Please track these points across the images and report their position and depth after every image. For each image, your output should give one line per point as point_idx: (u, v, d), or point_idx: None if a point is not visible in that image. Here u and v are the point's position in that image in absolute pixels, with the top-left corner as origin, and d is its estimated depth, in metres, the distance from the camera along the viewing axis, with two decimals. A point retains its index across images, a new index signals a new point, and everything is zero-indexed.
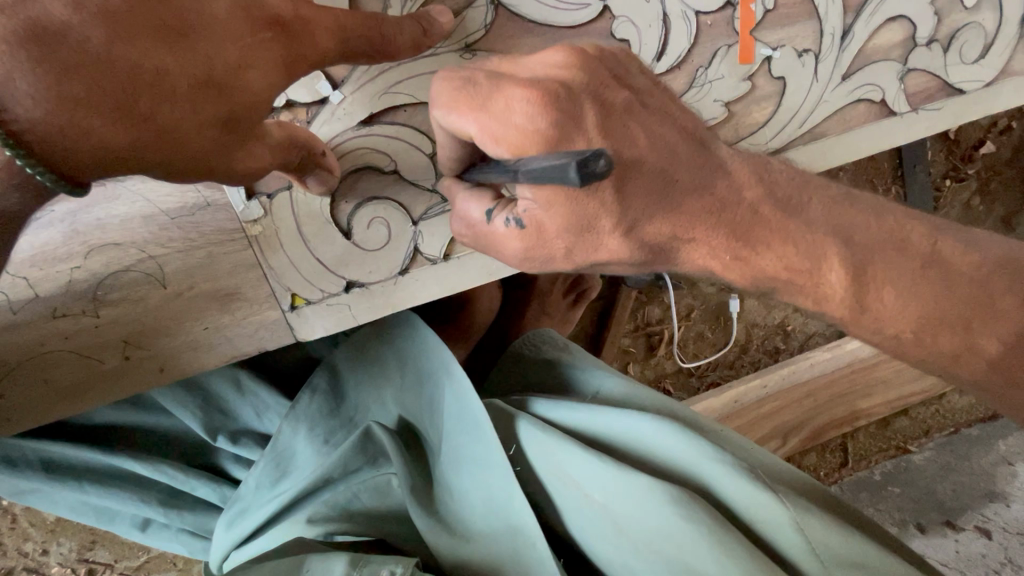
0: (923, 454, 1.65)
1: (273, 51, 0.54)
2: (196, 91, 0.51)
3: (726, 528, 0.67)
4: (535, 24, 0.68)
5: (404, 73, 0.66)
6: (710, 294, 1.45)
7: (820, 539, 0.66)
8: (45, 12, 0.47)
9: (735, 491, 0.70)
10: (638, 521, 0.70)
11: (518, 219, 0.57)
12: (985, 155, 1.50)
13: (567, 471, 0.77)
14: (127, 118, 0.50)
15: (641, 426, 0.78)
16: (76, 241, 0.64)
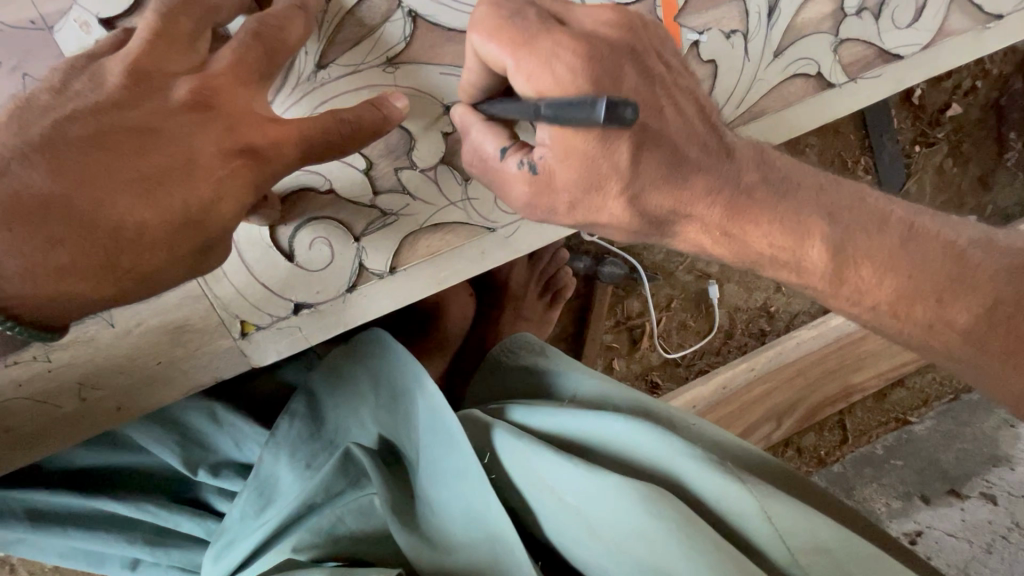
0: (924, 424, 1.63)
1: (243, 178, 0.53)
2: (171, 235, 0.51)
3: (697, 523, 0.66)
4: (454, 32, 0.67)
5: (327, 94, 0.65)
6: (689, 282, 1.44)
7: (794, 529, 0.65)
8: (28, 185, 0.48)
9: (706, 487, 0.70)
10: (612, 523, 0.69)
11: (533, 164, 0.58)
12: (952, 118, 1.49)
13: (541, 476, 0.76)
14: (111, 276, 0.51)
15: (612, 425, 0.77)
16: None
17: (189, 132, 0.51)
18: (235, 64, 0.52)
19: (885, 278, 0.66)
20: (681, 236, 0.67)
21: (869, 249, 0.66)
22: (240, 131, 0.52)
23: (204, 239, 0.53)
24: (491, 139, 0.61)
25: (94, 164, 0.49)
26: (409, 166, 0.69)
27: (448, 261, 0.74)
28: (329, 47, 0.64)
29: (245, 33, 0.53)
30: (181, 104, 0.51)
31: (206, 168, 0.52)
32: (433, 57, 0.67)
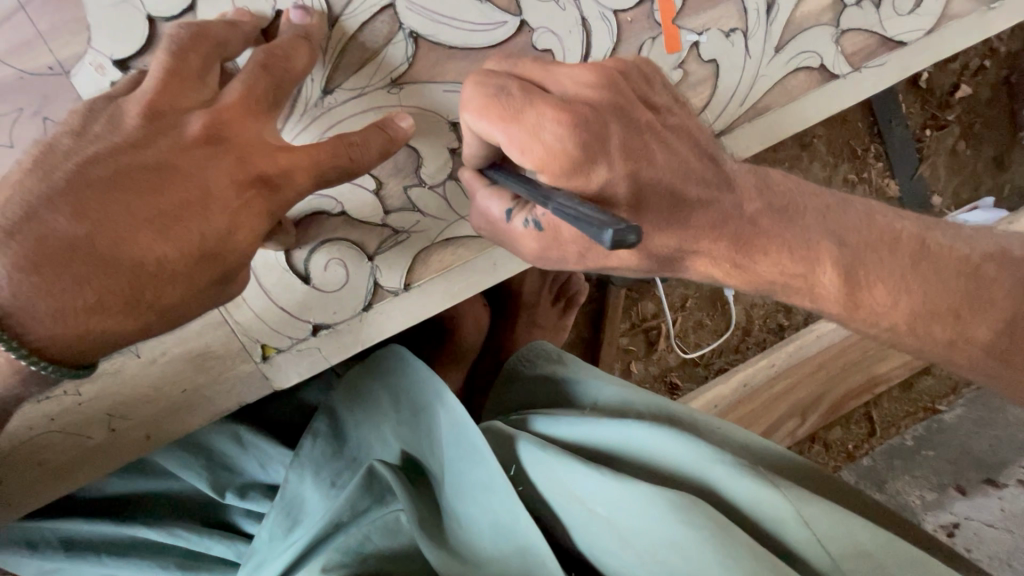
0: (954, 413, 1.60)
1: (259, 207, 0.55)
2: (192, 267, 0.52)
3: (728, 528, 0.65)
4: (456, 50, 0.68)
5: (334, 119, 0.66)
6: (703, 281, 1.43)
7: (828, 530, 0.64)
8: (49, 230, 0.49)
9: (737, 490, 0.69)
10: (642, 532, 0.68)
11: (537, 221, 0.62)
12: (962, 99, 1.47)
13: (569, 486, 0.76)
14: (135, 310, 0.52)
15: (636, 432, 0.77)
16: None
17: (203, 166, 0.53)
18: (245, 97, 0.54)
19: (898, 294, 0.68)
20: (693, 259, 0.67)
21: (875, 264, 0.68)
22: (252, 161, 0.54)
23: (223, 270, 0.54)
24: (495, 202, 0.64)
25: (112, 201, 0.51)
26: (418, 183, 0.70)
27: (461, 274, 0.75)
28: (333, 73, 0.65)
29: (253, 67, 0.55)
30: (193, 141, 0.53)
31: (221, 199, 0.53)
32: (436, 76, 0.68)
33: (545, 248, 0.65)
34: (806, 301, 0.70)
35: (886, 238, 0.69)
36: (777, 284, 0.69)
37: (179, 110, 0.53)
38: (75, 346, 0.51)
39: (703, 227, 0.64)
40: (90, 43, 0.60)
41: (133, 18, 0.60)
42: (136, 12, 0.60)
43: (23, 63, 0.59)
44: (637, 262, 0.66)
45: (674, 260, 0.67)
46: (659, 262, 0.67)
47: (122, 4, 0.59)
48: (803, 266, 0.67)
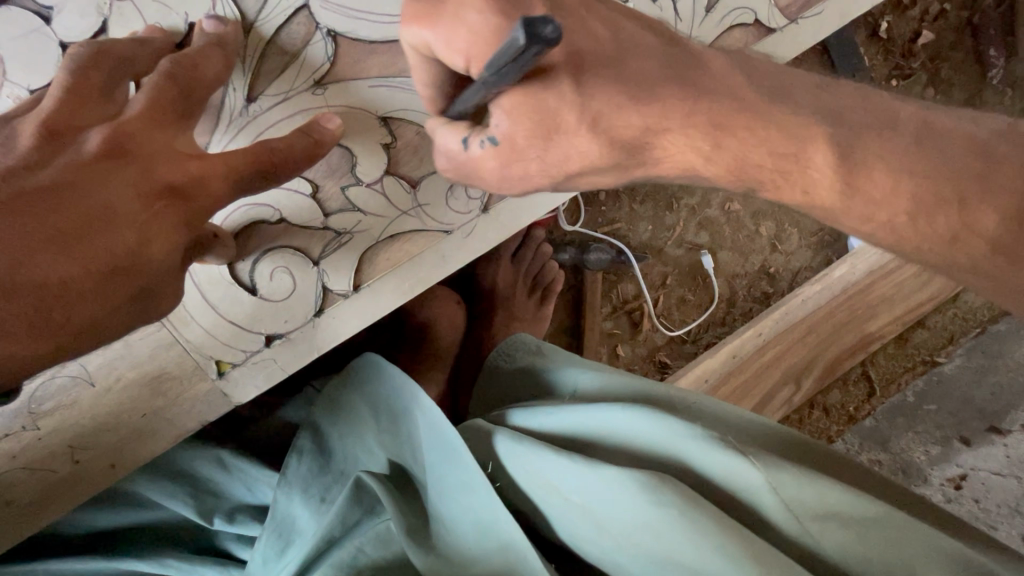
0: (953, 363, 1.54)
1: (170, 218, 0.55)
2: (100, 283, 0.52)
3: (697, 501, 0.64)
4: (377, 44, 0.67)
5: (262, 126, 0.66)
6: (681, 256, 1.41)
7: (796, 495, 0.63)
8: None
9: (709, 462, 0.67)
10: (616, 515, 0.67)
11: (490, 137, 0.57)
12: (925, 45, 1.44)
13: (546, 477, 0.75)
14: (40, 330, 0.51)
15: (611, 415, 0.76)
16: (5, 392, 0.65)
17: (104, 179, 0.52)
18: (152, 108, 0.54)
19: (888, 174, 0.58)
20: (666, 141, 0.59)
21: (888, 142, 0.59)
22: (160, 171, 0.54)
23: (140, 284, 0.54)
24: (450, 134, 0.60)
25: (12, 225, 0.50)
26: (355, 182, 0.69)
27: (410, 270, 0.74)
28: (255, 80, 0.65)
29: (157, 78, 0.55)
30: (97, 155, 0.52)
31: (125, 212, 0.52)
32: (359, 73, 0.67)
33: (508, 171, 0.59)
34: (795, 191, 0.61)
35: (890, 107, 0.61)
36: (765, 170, 0.61)
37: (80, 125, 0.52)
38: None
39: (668, 93, 0.56)
40: (6, 77, 0.60)
41: (48, 48, 0.60)
42: (50, 41, 0.60)
43: None
44: (603, 154, 0.58)
45: (641, 143, 0.59)
46: (626, 149, 0.59)
47: (34, 35, 0.60)
48: (774, 184, 0.62)
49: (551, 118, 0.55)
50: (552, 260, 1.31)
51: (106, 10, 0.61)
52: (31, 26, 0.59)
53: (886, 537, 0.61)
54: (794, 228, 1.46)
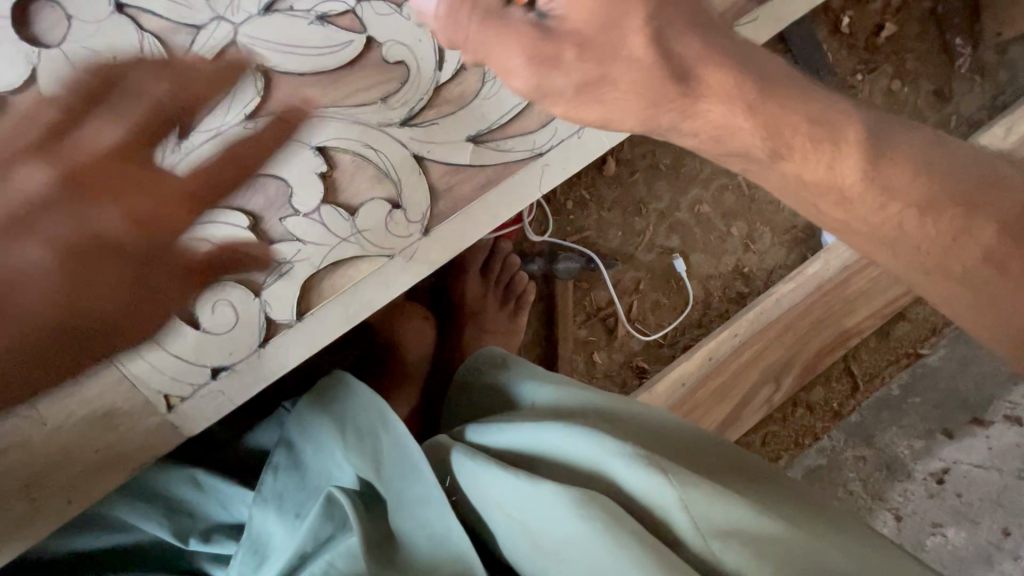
0: (937, 355, 1.50)
1: None
2: None
3: (620, 517, 0.65)
4: (306, 76, 0.68)
5: (196, 163, 0.67)
6: (653, 261, 1.41)
7: (707, 513, 0.64)
8: None
9: (633, 480, 0.68)
10: (546, 531, 0.69)
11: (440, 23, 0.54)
12: (889, 38, 1.44)
13: (490, 494, 0.77)
14: None
15: (553, 434, 0.77)
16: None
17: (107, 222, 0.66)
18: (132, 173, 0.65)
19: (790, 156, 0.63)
20: (686, 76, 0.60)
21: (805, 148, 0.61)
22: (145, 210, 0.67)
23: None
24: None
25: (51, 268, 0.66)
26: (294, 212, 0.70)
27: (355, 296, 0.74)
28: (187, 118, 0.66)
29: None
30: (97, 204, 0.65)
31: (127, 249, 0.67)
32: (290, 105, 0.68)
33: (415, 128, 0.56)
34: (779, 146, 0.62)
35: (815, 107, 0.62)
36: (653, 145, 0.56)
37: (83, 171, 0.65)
38: None
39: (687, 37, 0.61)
40: None
41: None
42: None
43: None
44: None
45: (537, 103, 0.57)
46: (676, 73, 0.60)
47: None
48: None
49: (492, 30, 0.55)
50: (522, 272, 1.32)
51: (35, 58, 0.62)
52: None
53: (790, 554, 0.63)
54: (766, 227, 1.45)
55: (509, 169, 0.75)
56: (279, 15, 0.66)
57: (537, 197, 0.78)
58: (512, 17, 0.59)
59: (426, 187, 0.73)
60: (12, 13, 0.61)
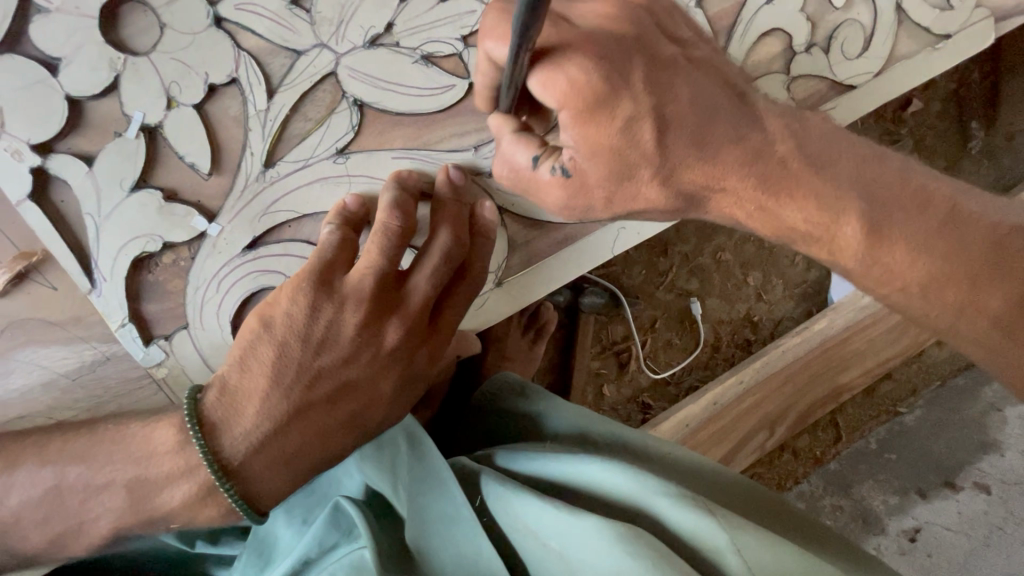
0: (915, 414, 1.42)
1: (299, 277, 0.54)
2: (275, 369, 0.53)
3: (668, 556, 0.47)
4: (404, 116, 0.65)
5: (279, 192, 0.63)
6: (670, 300, 1.36)
7: (766, 563, 0.48)
8: (221, 390, 0.53)
9: (690, 523, 0.51)
10: (573, 567, 0.51)
11: (564, 167, 0.53)
12: (915, 113, 1.25)
13: (521, 522, 0.56)
14: (273, 426, 0.52)
15: (587, 461, 0.59)
16: (53, 490, 0.51)
17: (316, 332, 0.54)
18: (324, 267, 0.55)
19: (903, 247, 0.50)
20: (711, 197, 0.54)
21: None
22: (353, 328, 0.54)
23: (277, 341, 0.53)
24: (519, 150, 0.55)
25: (247, 374, 0.53)
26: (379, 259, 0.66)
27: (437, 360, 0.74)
28: (275, 145, 0.62)
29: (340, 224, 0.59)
30: (299, 304, 0.54)
31: (343, 372, 0.55)
32: (382, 143, 0.65)
33: (569, 199, 0.55)
34: (823, 252, 0.53)
35: (934, 177, 0.52)
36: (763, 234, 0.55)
37: (322, 403, 0.54)
38: (261, 476, 0.52)
39: (732, 155, 0.52)
40: (4, 129, 0.56)
41: (53, 101, 0.56)
42: (54, 92, 0.56)
43: None
44: None
45: (665, 158, 0.52)
46: (685, 200, 0.54)
47: (38, 86, 0.56)
48: None
49: (627, 169, 0.52)
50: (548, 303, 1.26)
51: (119, 65, 0.57)
52: (36, 77, 0.56)
53: None
54: (780, 279, 1.43)
55: (586, 228, 0.75)
56: (383, 50, 0.63)
57: (608, 258, 0.77)
58: (538, 177, 0.55)
59: (505, 241, 0.72)
60: (100, 15, 0.56)
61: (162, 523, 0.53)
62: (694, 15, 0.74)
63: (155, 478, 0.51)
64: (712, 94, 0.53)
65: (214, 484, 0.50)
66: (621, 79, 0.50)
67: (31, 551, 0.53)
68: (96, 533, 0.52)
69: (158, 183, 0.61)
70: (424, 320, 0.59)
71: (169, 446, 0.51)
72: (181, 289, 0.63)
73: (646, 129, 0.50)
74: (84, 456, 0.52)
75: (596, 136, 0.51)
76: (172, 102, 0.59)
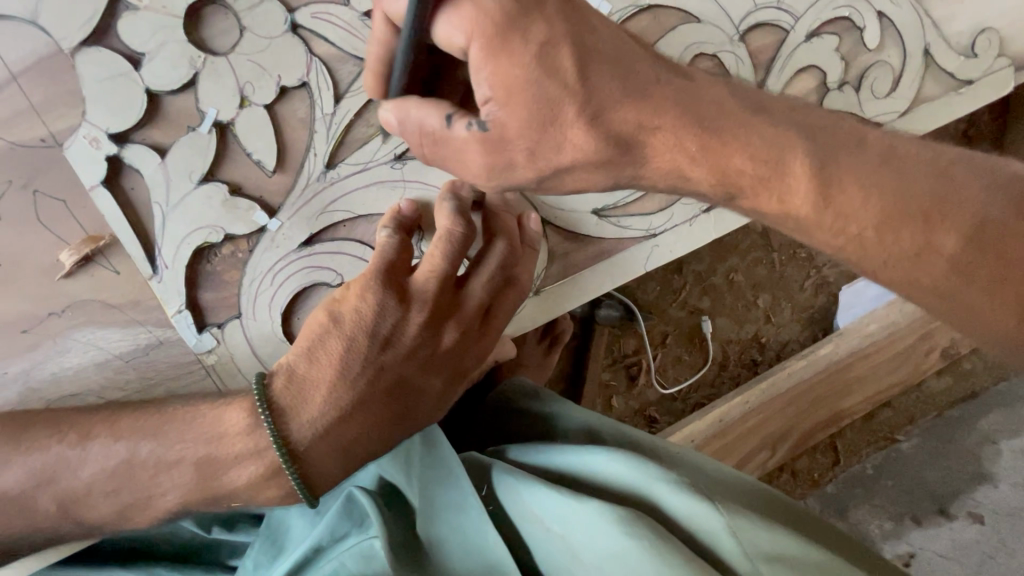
0: (911, 443, 1.45)
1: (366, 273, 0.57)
2: (342, 360, 0.55)
3: (670, 540, 0.49)
4: None
5: (338, 193, 0.66)
6: (682, 316, 1.39)
7: (762, 544, 0.50)
8: (286, 376, 0.55)
9: (690, 508, 0.53)
10: (579, 551, 0.52)
11: (482, 121, 0.49)
12: None
13: (527, 506, 0.58)
14: (341, 416, 0.55)
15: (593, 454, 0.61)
16: (124, 464, 0.54)
17: (382, 330, 0.56)
18: (389, 264, 0.58)
19: (861, 193, 0.51)
20: (645, 139, 0.51)
21: None
22: (416, 328, 0.58)
23: (345, 334, 0.56)
24: (430, 113, 0.51)
25: (315, 364, 0.55)
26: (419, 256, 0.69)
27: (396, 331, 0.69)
28: (337, 147, 0.65)
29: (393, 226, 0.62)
30: (369, 301, 0.57)
31: (402, 369, 0.58)
32: None
33: (490, 158, 0.51)
34: (771, 201, 0.52)
35: None
36: None
37: (383, 396, 0.57)
38: (323, 461, 0.55)
39: (665, 99, 0.50)
40: (85, 117, 0.58)
41: (132, 92, 0.59)
42: (135, 85, 0.59)
43: (14, 135, 0.58)
44: None
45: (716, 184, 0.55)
46: (616, 146, 0.51)
47: (120, 78, 0.58)
48: None
49: (546, 111, 0.48)
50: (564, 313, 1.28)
51: (199, 63, 0.60)
52: (118, 69, 0.58)
53: None
54: (788, 302, 1.46)
55: (623, 244, 0.78)
56: None
57: (640, 274, 0.80)
58: (454, 136, 0.51)
59: (547, 251, 0.75)
60: (184, 15, 0.59)
61: (223, 501, 0.55)
62: (737, 48, 0.77)
63: (225, 457, 0.54)
64: (630, 50, 0.51)
65: (281, 466, 0.53)
66: (532, 5, 0.47)
67: (97, 522, 0.55)
68: (161, 507, 0.54)
69: (224, 177, 0.63)
70: (477, 323, 0.62)
71: (239, 427, 0.54)
72: (238, 280, 0.66)
73: (564, 56, 0.47)
74: (153, 432, 0.55)
75: (507, 70, 0.47)
76: (245, 101, 0.62)
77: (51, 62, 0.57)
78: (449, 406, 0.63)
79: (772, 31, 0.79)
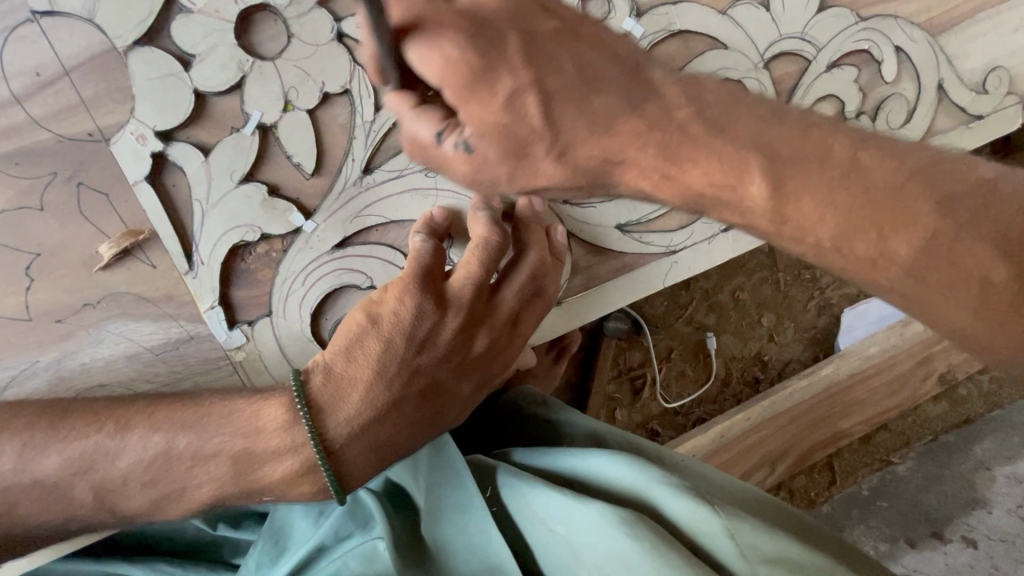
0: (907, 465, 1.45)
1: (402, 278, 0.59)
2: (376, 362, 0.56)
3: (669, 540, 0.49)
4: None
5: (372, 198, 0.67)
6: (687, 331, 1.41)
7: (762, 547, 0.50)
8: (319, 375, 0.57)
9: (689, 511, 0.53)
10: (580, 550, 0.53)
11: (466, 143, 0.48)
12: None
13: (533, 506, 0.58)
14: (377, 415, 0.56)
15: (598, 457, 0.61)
16: (159, 455, 0.55)
17: (419, 333, 0.58)
18: (427, 270, 0.59)
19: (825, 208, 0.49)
20: (617, 170, 0.51)
21: None
22: (451, 333, 0.59)
23: (380, 335, 0.57)
24: (421, 125, 0.49)
25: (352, 364, 0.56)
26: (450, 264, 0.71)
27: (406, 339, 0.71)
28: (374, 154, 0.67)
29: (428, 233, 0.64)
30: (407, 303, 0.58)
31: (436, 372, 0.59)
32: None
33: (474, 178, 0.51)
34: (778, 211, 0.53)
35: None
36: None
37: (416, 398, 0.58)
38: (356, 459, 0.56)
39: (631, 127, 0.49)
40: (133, 114, 0.60)
41: (181, 92, 0.60)
42: (184, 85, 0.60)
43: (63, 128, 0.59)
44: None
45: None
46: (589, 177, 0.52)
47: (170, 78, 0.60)
48: None
49: (522, 142, 0.49)
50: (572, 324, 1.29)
51: (246, 67, 0.61)
52: (169, 69, 0.60)
53: None
54: (792, 322, 1.48)
55: (644, 259, 0.80)
56: None
57: (658, 289, 0.82)
58: (442, 153, 0.50)
59: (570, 264, 0.77)
60: (236, 20, 0.61)
61: (255, 494, 0.56)
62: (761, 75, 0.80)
63: (261, 451, 0.55)
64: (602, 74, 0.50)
65: (316, 462, 0.55)
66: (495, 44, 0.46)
67: (129, 512, 0.56)
68: (194, 499, 0.55)
69: (264, 178, 0.65)
70: (508, 330, 0.64)
71: (276, 422, 0.55)
72: (270, 279, 0.67)
73: (530, 103, 0.47)
74: (190, 424, 0.56)
75: (481, 111, 0.47)
76: (288, 106, 0.63)
77: (104, 60, 0.59)
78: (467, 414, 0.64)
79: (795, 60, 0.82)
